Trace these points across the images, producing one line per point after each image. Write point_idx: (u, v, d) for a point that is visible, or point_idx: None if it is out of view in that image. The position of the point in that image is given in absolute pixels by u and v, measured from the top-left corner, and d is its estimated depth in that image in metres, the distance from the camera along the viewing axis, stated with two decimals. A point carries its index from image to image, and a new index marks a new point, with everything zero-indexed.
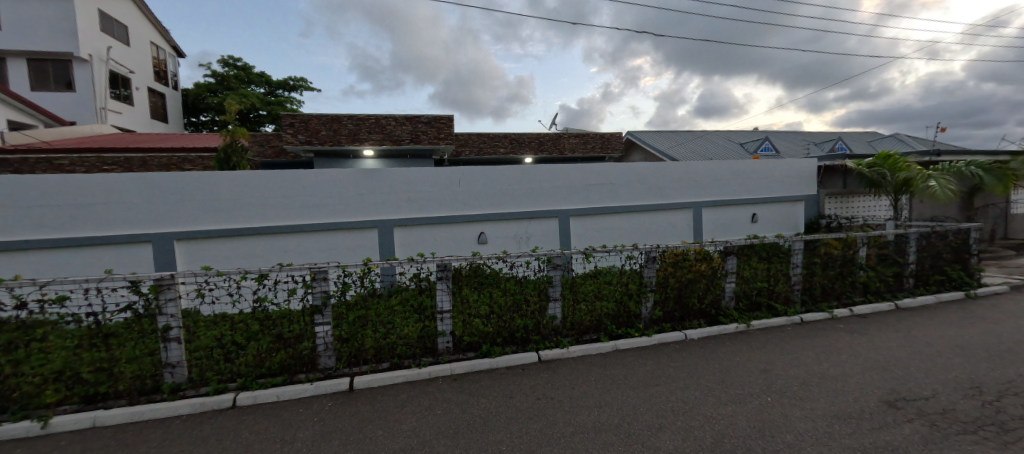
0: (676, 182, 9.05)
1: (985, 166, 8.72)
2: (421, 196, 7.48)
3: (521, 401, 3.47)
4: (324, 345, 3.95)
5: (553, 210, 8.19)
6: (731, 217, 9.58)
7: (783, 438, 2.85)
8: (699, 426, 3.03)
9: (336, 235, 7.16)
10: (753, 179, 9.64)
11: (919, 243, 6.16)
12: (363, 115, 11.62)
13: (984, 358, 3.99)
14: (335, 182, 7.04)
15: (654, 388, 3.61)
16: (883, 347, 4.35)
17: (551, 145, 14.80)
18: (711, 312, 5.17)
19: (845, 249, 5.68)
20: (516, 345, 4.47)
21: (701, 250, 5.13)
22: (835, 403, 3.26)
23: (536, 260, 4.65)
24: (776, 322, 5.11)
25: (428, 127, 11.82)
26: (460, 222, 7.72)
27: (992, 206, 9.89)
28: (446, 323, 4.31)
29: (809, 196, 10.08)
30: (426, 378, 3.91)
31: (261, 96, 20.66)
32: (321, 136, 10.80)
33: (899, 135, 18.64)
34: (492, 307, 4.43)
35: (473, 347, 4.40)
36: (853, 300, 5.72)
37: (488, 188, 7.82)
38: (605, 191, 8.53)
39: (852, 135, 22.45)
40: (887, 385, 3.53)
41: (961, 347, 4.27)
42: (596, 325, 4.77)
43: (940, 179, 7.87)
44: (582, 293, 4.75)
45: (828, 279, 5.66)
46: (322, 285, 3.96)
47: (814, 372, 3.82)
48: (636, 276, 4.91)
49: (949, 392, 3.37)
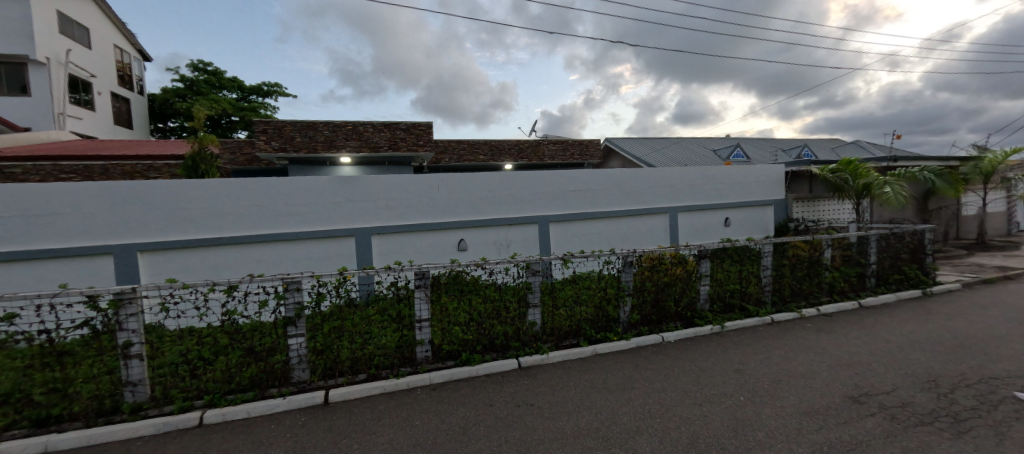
0: (653, 188, 9.25)
1: (938, 171, 9.29)
2: (399, 204, 7.40)
3: (501, 408, 3.45)
4: (298, 357, 3.84)
5: (531, 216, 8.24)
6: (705, 222, 9.84)
7: (755, 436, 2.92)
8: (675, 427, 3.07)
9: (310, 244, 6.98)
10: (725, 187, 9.95)
11: (879, 244, 6.44)
12: (341, 121, 11.43)
13: (939, 353, 4.21)
14: (310, 190, 6.89)
15: (632, 391, 3.65)
16: (847, 344, 4.55)
17: (530, 152, 14.94)
18: (687, 314, 5.30)
19: (812, 251, 5.91)
20: (496, 352, 4.47)
21: (676, 253, 5.27)
22: (803, 400, 3.37)
23: (515, 267, 4.65)
24: (748, 323, 5.27)
25: (407, 134, 11.77)
26: (439, 230, 7.66)
27: (945, 208, 10.51)
28: (424, 332, 4.26)
29: (778, 200, 10.46)
30: (405, 388, 3.85)
31: (233, 101, 20.09)
32: (295, 142, 10.59)
33: (861, 142, 19.57)
34: (472, 315, 4.40)
35: (453, 355, 4.36)
36: (819, 300, 5.95)
37: (467, 195, 7.80)
38: (585, 198, 8.64)
39: (817, 142, 23.57)
40: (851, 382, 3.66)
41: (917, 342, 4.50)
42: (575, 330, 4.82)
43: (896, 184, 8.30)
44: (561, 298, 4.78)
45: (796, 280, 5.88)
46: (296, 296, 3.85)
47: (784, 371, 3.94)
48: (614, 280, 5.00)
49: (908, 387, 3.52)
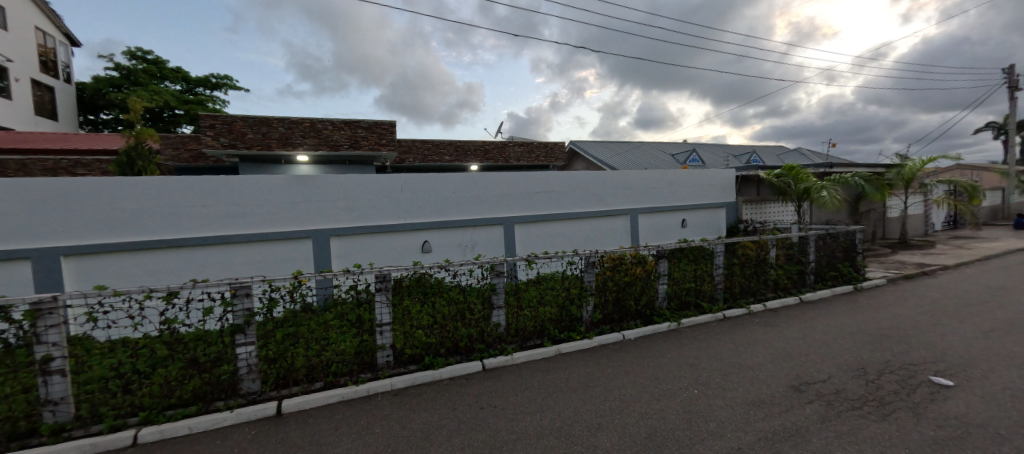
0: (614, 190, 9.49)
1: (867, 177, 10.15)
2: (359, 204, 7.17)
3: (464, 411, 3.42)
4: (247, 367, 3.62)
5: (496, 217, 8.24)
6: (664, 223, 10.23)
7: (707, 427, 3.05)
8: (634, 422, 3.16)
9: (262, 246, 6.62)
10: (681, 189, 10.39)
11: (818, 243, 6.95)
12: (297, 117, 10.94)
13: (868, 342, 4.59)
14: (261, 189, 6.54)
15: (594, 389, 3.73)
16: (790, 337, 4.87)
17: (496, 153, 14.94)
18: (646, 312, 5.48)
19: (759, 250, 6.29)
20: (460, 355, 4.43)
21: (637, 254, 5.43)
22: (751, 391, 3.57)
23: (479, 268, 4.62)
24: (702, 319, 5.53)
25: (369, 133, 11.44)
26: (401, 231, 7.49)
27: (873, 210, 11.50)
28: (385, 336, 4.16)
29: (730, 203, 11.04)
30: (364, 395, 3.72)
31: (177, 93, 18.74)
32: (246, 139, 10.02)
33: (803, 149, 21.04)
34: (435, 317, 4.34)
35: (416, 360, 4.28)
36: (765, 296, 6.34)
37: (430, 197, 7.68)
38: (549, 199, 8.74)
39: (765, 148, 25.12)
40: (794, 372, 3.92)
41: (850, 333, 4.89)
42: (540, 330, 4.86)
43: (832, 188, 8.99)
44: (525, 299, 4.80)
45: (746, 278, 6.23)
46: (245, 302, 3.63)
47: (734, 364, 4.16)
48: (577, 280, 5.09)
49: (842, 375, 3.82)
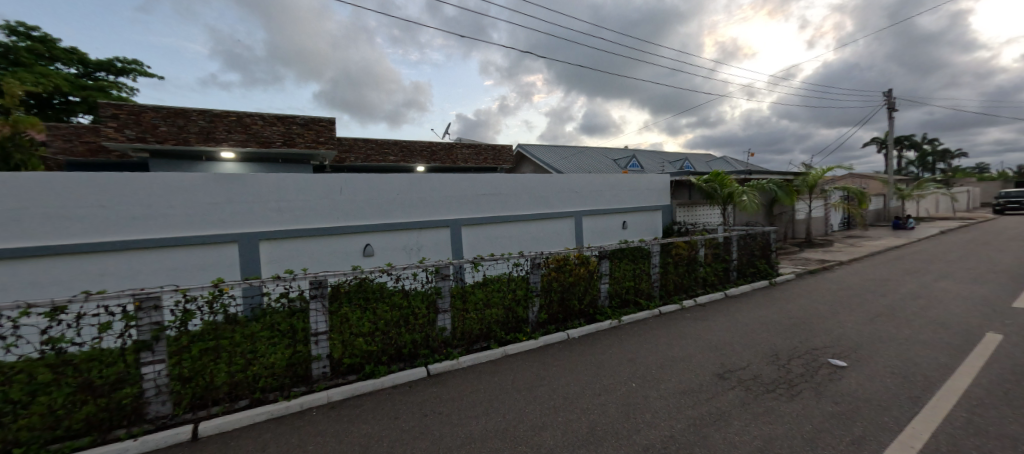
0: (559, 193, 9.72)
1: (780, 183, 11.29)
2: (293, 206, 6.72)
3: (407, 420, 3.32)
4: (156, 388, 3.27)
5: (442, 220, 8.10)
6: (605, 225, 10.64)
7: (643, 417, 3.20)
8: (577, 419, 3.24)
9: (178, 251, 5.98)
10: (621, 192, 10.86)
11: (740, 242, 7.60)
12: (221, 110, 10.10)
13: (782, 331, 5.09)
14: (177, 189, 5.92)
15: (539, 389, 3.78)
16: (717, 329, 5.26)
17: (443, 155, 14.71)
18: (589, 311, 5.66)
19: (691, 249, 6.74)
20: (404, 361, 4.29)
21: (580, 254, 5.59)
22: (683, 381, 3.80)
23: (423, 271, 4.49)
24: (641, 316, 5.81)
25: (305, 130, 10.82)
26: (340, 234, 7.13)
27: (785, 213, 12.81)
28: (321, 346, 3.92)
29: (665, 206, 11.73)
30: (297, 410, 3.48)
31: (71, 78, 16.42)
32: (159, 132, 9.01)
33: (728, 157, 22.93)
34: (377, 324, 4.16)
35: (355, 369, 4.08)
36: (696, 292, 6.81)
37: (373, 198, 7.39)
38: (496, 202, 8.76)
39: (696, 156, 27.06)
40: (720, 361, 4.24)
41: (767, 324, 5.39)
42: (486, 333, 4.83)
43: (751, 193, 9.89)
44: (472, 302, 4.76)
45: (679, 275, 6.64)
46: (154, 315, 3.26)
47: (669, 357, 4.41)
48: (523, 281, 5.14)
49: (760, 361, 4.19)
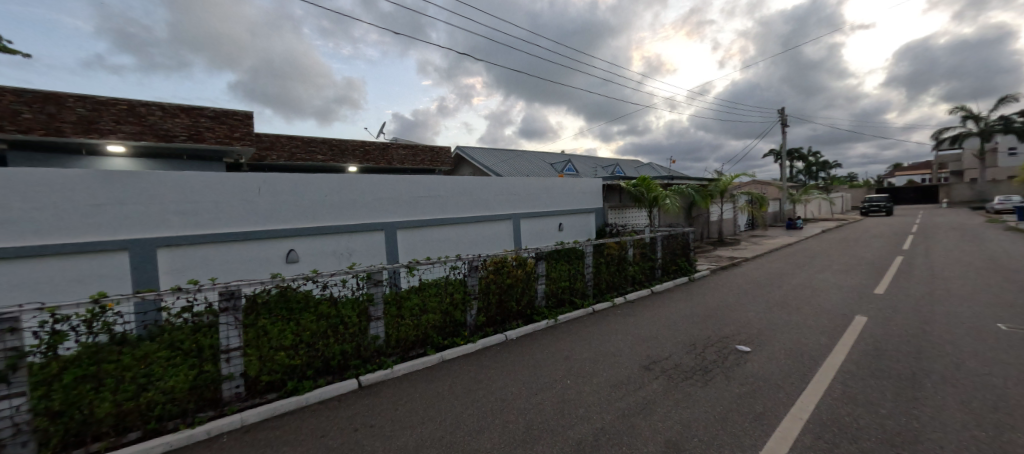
0: (497, 195, 9.75)
1: (697, 188, 12.32)
2: (201, 208, 6.03)
3: (334, 437, 3.10)
4: (14, 427, 2.74)
5: (375, 222, 7.73)
6: (542, 227, 10.86)
7: (577, 413, 3.29)
8: (513, 419, 3.24)
9: (50, 261, 5.09)
10: (557, 195, 11.17)
11: (664, 242, 8.16)
12: (108, 97, 8.83)
13: (700, 323, 5.53)
14: (48, 188, 5.04)
15: (476, 393, 3.73)
16: (645, 324, 5.59)
17: (377, 155, 14.10)
18: (527, 312, 5.73)
19: (621, 249, 7.10)
20: (332, 374, 4.01)
21: (518, 256, 5.63)
22: (614, 375, 3.97)
23: (354, 277, 4.23)
24: (576, 314, 6.00)
25: (215, 124, 9.79)
26: (259, 239, 6.53)
27: (703, 215, 14.01)
28: (233, 364, 3.54)
29: (598, 208, 12.26)
30: (203, 438, 3.10)
31: None
32: (21, 120, 7.60)
33: (655, 164, 24.58)
34: (300, 336, 3.84)
35: (275, 387, 3.74)
36: (626, 290, 7.18)
37: (297, 200, 6.87)
38: (433, 204, 8.56)
39: (626, 162, 28.68)
40: (647, 354, 4.49)
41: (688, 317, 5.83)
42: (423, 339, 4.69)
43: (673, 197, 10.67)
44: (407, 308, 4.59)
45: (610, 274, 6.97)
46: (9, 340, 2.72)
47: (601, 352, 4.59)
48: (461, 285, 5.05)
49: (682, 352, 4.50)
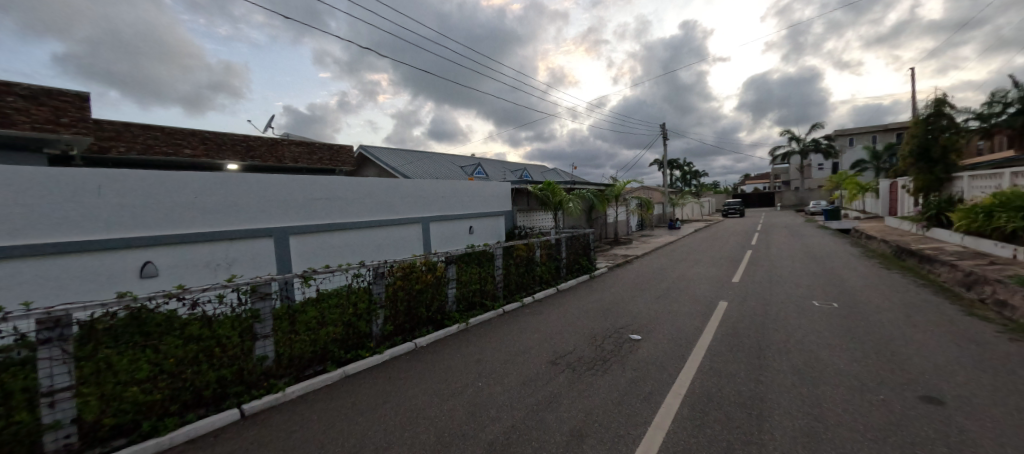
0: (404, 198, 9.35)
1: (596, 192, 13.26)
2: (9, 210, 4.75)
3: None
4: None
5: (262, 227, 6.87)
6: (452, 230, 10.70)
7: (488, 414, 3.26)
8: (422, 430, 3.09)
9: None
10: (466, 198, 11.10)
11: (568, 243, 8.61)
12: None
13: (601, 316, 5.92)
14: None
15: (382, 406, 3.49)
16: (552, 321, 5.80)
17: (263, 152, 12.64)
18: (437, 318, 5.56)
19: (529, 251, 7.29)
20: (205, 407, 3.43)
21: (427, 260, 5.42)
22: (522, 372, 4.04)
23: (233, 292, 3.66)
24: (487, 317, 6.00)
25: (32, 106, 7.87)
26: (103, 250, 5.34)
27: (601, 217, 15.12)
28: (60, 408, 2.81)
29: (507, 212, 12.48)
30: None
31: None
32: None
33: (559, 169, 25.93)
34: (160, 365, 3.20)
35: (125, 430, 3.07)
36: (534, 290, 7.40)
37: (158, 201, 5.79)
38: (331, 206, 7.89)
39: (534, 167, 29.80)
40: (555, 349, 4.65)
41: (590, 312, 6.20)
42: (320, 355, 4.27)
43: (575, 200, 11.33)
44: (302, 323, 4.11)
45: (519, 275, 7.11)
46: None
47: (511, 352, 4.64)
48: (365, 293, 4.67)
49: (586, 344, 4.76)
